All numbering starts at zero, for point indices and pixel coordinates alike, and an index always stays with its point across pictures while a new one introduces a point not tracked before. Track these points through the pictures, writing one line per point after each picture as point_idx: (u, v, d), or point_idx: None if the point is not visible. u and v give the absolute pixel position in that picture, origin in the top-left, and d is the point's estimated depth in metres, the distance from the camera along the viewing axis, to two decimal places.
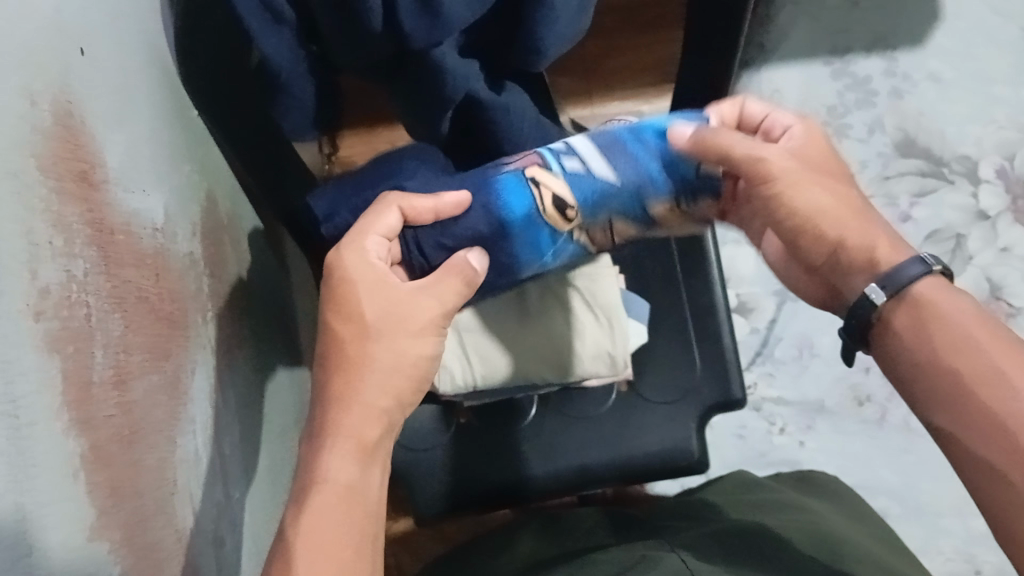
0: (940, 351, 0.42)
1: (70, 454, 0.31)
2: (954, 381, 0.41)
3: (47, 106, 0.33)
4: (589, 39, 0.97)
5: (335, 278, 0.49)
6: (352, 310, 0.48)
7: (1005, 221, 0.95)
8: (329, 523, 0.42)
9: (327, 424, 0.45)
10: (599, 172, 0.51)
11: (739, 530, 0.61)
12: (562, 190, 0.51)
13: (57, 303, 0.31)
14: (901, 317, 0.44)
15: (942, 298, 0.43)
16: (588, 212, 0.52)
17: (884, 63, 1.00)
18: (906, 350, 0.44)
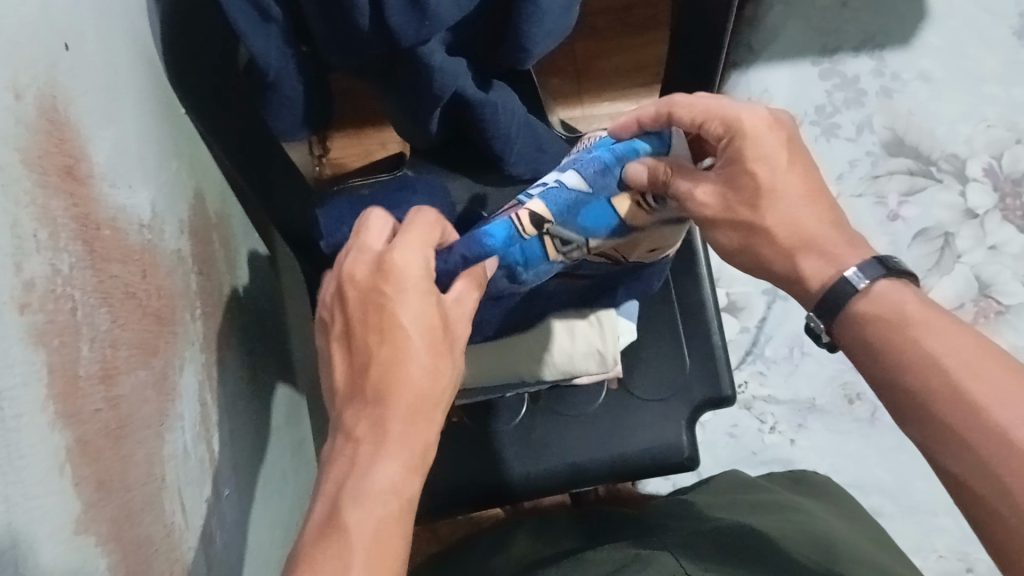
0: (901, 365, 0.42)
1: (57, 447, 0.31)
2: (909, 393, 0.42)
3: (34, 100, 0.33)
4: (578, 40, 0.97)
5: (406, 280, 0.45)
6: (426, 315, 0.45)
7: (994, 219, 0.96)
8: (379, 528, 0.40)
9: (373, 431, 0.43)
10: (569, 182, 0.48)
11: (726, 533, 0.61)
12: (536, 206, 0.48)
13: (43, 296, 0.31)
14: (862, 328, 0.45)
15: (894, 309, 0.43)
16: (563, 221, 0.48)
17: (872, 62, 1.01)
18: (868, 368, 0.45)
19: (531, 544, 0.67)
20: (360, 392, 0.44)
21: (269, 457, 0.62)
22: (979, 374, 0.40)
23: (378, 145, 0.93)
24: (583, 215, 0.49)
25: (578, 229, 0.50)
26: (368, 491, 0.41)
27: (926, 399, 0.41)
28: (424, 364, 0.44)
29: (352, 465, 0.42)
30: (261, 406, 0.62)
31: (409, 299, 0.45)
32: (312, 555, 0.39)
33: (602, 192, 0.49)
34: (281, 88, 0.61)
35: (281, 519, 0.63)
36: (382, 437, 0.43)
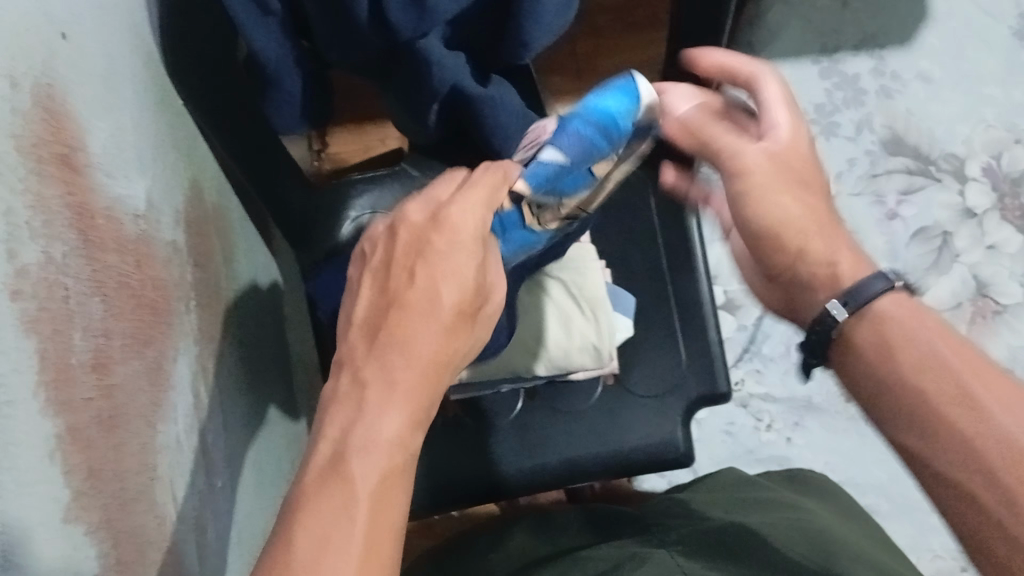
0: (901, 374, 0.42)
1: (49, 434, 0.31)
2: (900, 402, 0.42)
3: (29, 89, 0.33)
4: (578, 38, 0.97)
5: (461, 235, 0.43)
6: (468, 275, 0.43)
7: (993, 219, 0.96)
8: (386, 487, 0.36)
9: (385, 380, 0.38)
10: (549, 155, 0.51)
11: (727, 531, 0.61)
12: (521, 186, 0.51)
13: (36, 284, 0.31)
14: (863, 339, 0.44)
15: (906, 319, 0.43)
16: (545, 192, 0.52)
17: (872, 62, 1.01)
18: (868, 375, 0.43)
19: (528, 543, 0.67)
20: (376, 334, 0.40)
21: (263, 450, 0.62)
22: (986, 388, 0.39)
23: (377, 140, 0.93)
24: (565, 182, 0.53)
25: (559, 192, 0.53)
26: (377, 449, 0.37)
27: (920, 411, 0.41)
28: (450, 326, 0.41)
29: (358, 408, 0.38)
30: (257, 399, 0.62)
31: (456, 253, 0.43)
32: (306, 508, 0.35)
33: (582, 155, 0.52)
34: (280, 82, 0.61)
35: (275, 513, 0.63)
36: (392, 389, 0.38)
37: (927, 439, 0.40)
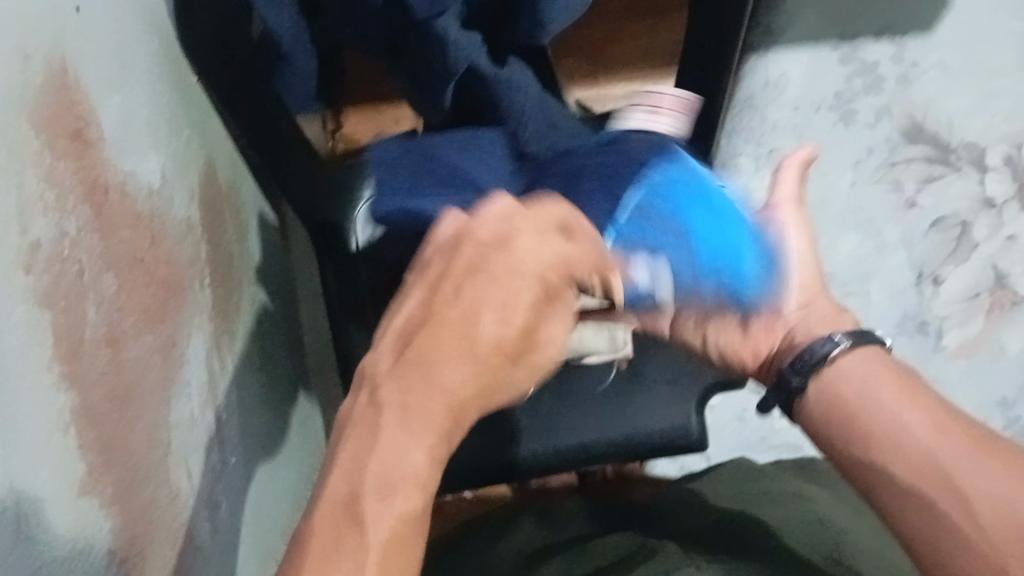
0: (883, 403, 0.50)
1: (61, 409, 0.31)
2: (877, 431, 0.49)
3: (39, 62, 0.33)
4: (595, 19, 0.96)
5: (515, 275, 0.39)
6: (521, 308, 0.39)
7: (1012, 209, 0.95)
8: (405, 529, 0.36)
9: (410, 419, 0.37)
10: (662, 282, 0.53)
11: (734, 524, 0.61)
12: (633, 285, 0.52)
13: (48, 259, 0.31)
14: (847, 368, 0.52)
15: (878, 378, 0.51)
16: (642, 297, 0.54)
17: (893, 48, 0.98)
18: (843, 417, 0.51)
19: (533, 531, 0.67)
20: (406, 346, 0.38)
21: (277, 429, 0.63)
22: (957, 429, 0.48)
23: (391, 121, 0.92)
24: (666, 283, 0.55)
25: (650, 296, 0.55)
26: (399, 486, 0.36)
27: (891, 438, 0.49)
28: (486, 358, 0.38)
29: (373, 430, 0.37)
30: (270, 379, 0.63)
31: (510, 284, 0.39)
32: (333, 529, 0.35)
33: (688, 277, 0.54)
34: (294, 61, 0.61)
35: (287, 492, 0.63)
36: (412, 431, 0.37)
37: (902, 464, 0.48)
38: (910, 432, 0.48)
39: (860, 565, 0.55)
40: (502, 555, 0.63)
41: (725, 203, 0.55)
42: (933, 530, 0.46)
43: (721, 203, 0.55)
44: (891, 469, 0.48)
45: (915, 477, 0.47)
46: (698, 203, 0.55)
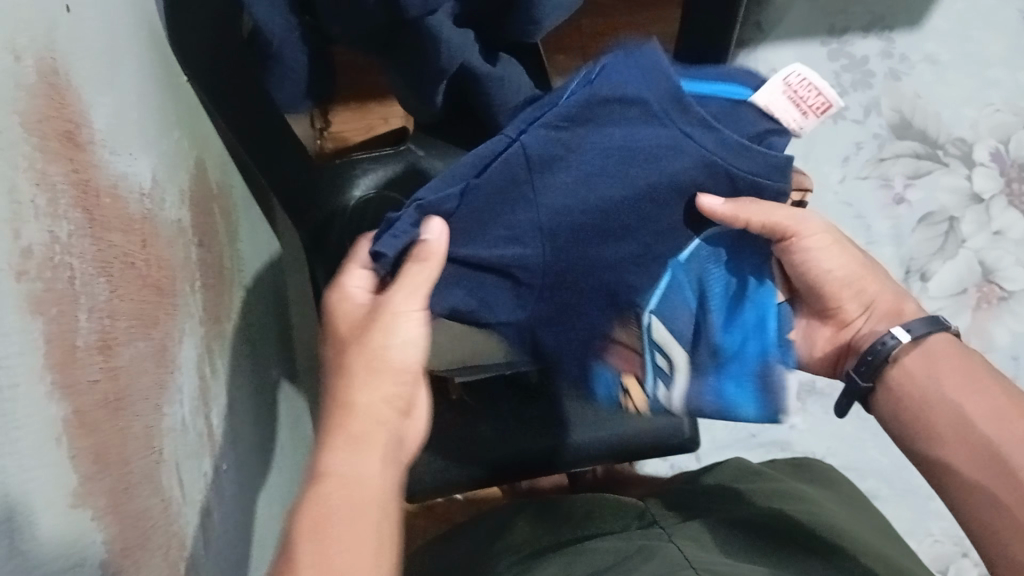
0: (947, 394, 0.51)
1: (53, 419, 0.30)
2: (940, 424, 0.51)
3: (31, 63, 0.32)
4: (583, 16, 0.95)
5: (339, 402, 0.44)
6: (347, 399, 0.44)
7: (999, 204, 0.95)
8: (349, 514, 0.40)
9: (338, 409, 0.44)
10: (710, 390, 0.55)
11: (733, 524, 0.61)
12: (690, 398, 0.56)
13: (40, 264, 0.30)
14: (911, 365, 0.53)
15: (949, 357, 0.52)
16: (701, 391, 0.56)
17: (881, 44, 1.00)
18: (915, 402, 0.52)
19: (533, 528, 0.66)
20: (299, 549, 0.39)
21: (268, 432, 0.62)
22: (1022, 414, 0.49)
23: (380, 119, 0.92)
24: (717, 386, 0.55)
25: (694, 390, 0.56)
26: (342, 480, 0.41)
27: (956, 430, 0.50)
28: (336, 460, 0.42)
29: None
30: (260, 382, 0.62)
31: (335, 473, 0.41)
32: (287, 555, 0.38)
33: (727, 380, 0.55)
34: (285, 59, 0.60)
35: (278, 495, 0.62)
36: (348, 430, 0.43)
37: (966, 456, 0.49)
38: (976, 426, 0.49)
39: (857, 564, 0.55)
40: (500, 558, 0.62)
41: (748, 328, 0.54)
42: (990, 520, 0.48)
43: (748, 329, 0.54)
44: (953, 460, 0.50)
45: (975, 471, 0.49)
46: (722, 322, 0.54)
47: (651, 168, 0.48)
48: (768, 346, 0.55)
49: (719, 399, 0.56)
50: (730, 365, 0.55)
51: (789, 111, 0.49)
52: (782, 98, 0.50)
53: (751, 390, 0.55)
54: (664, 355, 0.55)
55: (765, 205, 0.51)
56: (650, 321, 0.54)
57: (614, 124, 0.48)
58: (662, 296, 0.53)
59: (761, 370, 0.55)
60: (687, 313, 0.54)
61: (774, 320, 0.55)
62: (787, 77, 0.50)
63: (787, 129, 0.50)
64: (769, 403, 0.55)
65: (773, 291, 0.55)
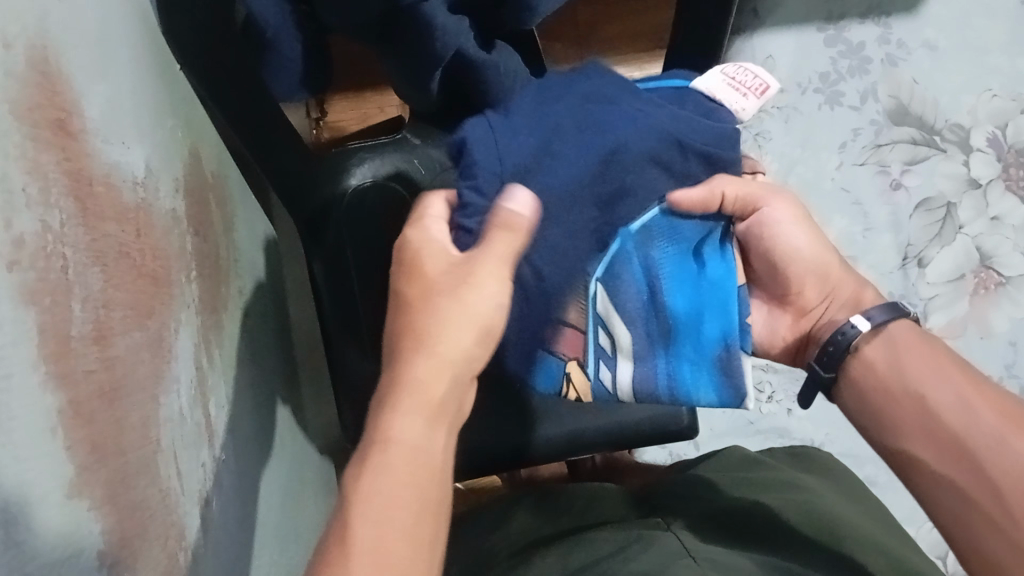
0: (910, 384, 0.51)
1: (48, 409, 0.30)
2: (907, 419, 0.51)
3: (22, 51, 0.32)
4: (578, 5, 0.95)
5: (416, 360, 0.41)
6: (425, 358, 0.41)
7: (997, 189, 0.95)
8: (409, 492, 0.37)
9: (394, 384, 0.40)
10: (662, 369, 0.54)
11: (733, 516, 0.61)
12: (642, 379, 0.54)
13: (33, 254, 0.30)
14: (872, 354, 0.53)
15: (916, 348, 0.52)
16: (655, 370, 0.54)
17: (878, 29, 0.99)
18: (887, 396, 0.52)
19: (532, 519, 0.66)
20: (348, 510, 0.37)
21: (268, 424, 0.62)
22: (982, 401, 0.48)
23: (375, 109, 0.91)
24: (672, 364, 0.54)
25: (649, 371, 0.54)
26: (407, 449, 0.38)
27: (929, 419, 0.50)
28: (403, 426, 0.39)
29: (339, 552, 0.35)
30: (258, 373, 0.62)
31: (397, 440, 0.38)
32: (342, 528, 0.36)
33: (682, 359, 0.54)
34: (280, 48, 0.60)
35: (279, 486, 0.62)
36: (418, 398, 0.40)
37: (935, 447, 0.49)
38: (940, 415, 0.49)
39: (855, 555, 0.55)
40: (498, 550, 0.62)
41: (707, 311, 0.54)
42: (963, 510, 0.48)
43: (705, 308, 0.54)
44: (925, 444, 0.50)
45: (948, 463, 0.48)
46: (677, 295, 0.54)
47: (607, 134, 0.52)
48: (728, 330, 0.54)
49: (672, 385, 0.55)
50: (686, 348, 0.54)
51: (730, 94, 0.58)
52: (722, 86, 0.58)
53: (708, 376, 0.55)
54: (608, 331, 0.53)
55: (731, 186, 0.56)
56: (594, 289, 0.52)
57: (564, 106, 0.53)
58: (609, 265, 0.52)
59: (721, 356, 0.54)
60: (635, 288, 0.53)
61: (736, 304, 0.55)
62: (725, 69, 0.59)
63: (732, 110, 0.58)
64: (730, 386, 0.54)
65: (733, 275, 0.56)
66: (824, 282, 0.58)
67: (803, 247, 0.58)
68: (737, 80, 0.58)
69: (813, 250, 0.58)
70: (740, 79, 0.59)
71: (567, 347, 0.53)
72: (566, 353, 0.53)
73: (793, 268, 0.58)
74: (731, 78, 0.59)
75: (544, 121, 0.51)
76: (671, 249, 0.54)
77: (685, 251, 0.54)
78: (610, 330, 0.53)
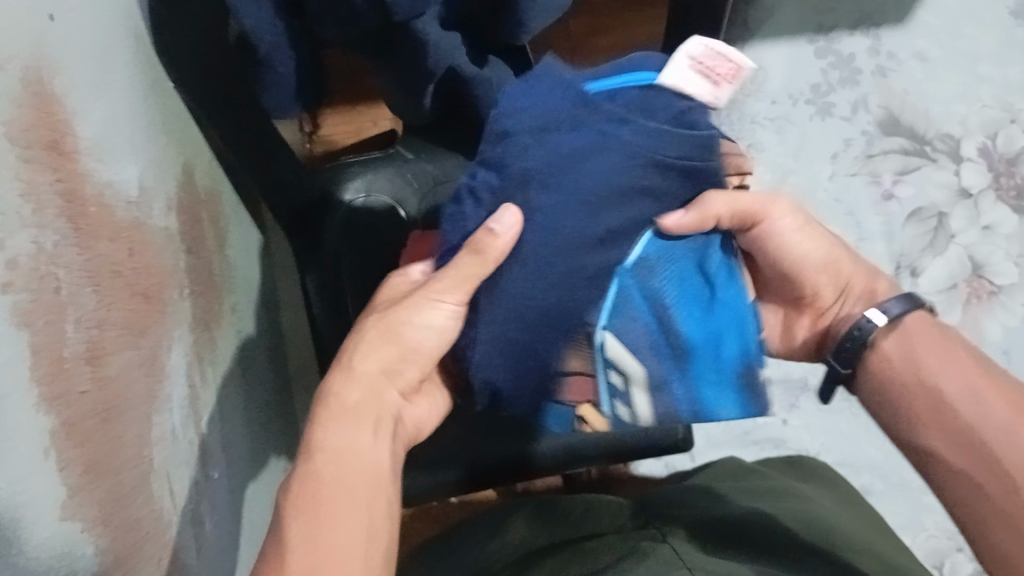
0: (920, 378, 0.51)
1: (42, 430, 0.30)
2: (918, 413, 0.51)
3: (17, 74, 0.32)
4: (571, 17, 0.95)
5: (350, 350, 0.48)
6: (357, 356, 0.47)
7: (988, 199, 0.95)
8: (345, 492, 0.41)
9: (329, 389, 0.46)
10: (682, 399, 0.51)
11: (729, 523, 0.61)
12: (663, 409, 0.51)
13: (27, 275, 0.30)
14: (888, 349, 0.52)
15: (922, 332, 0.52)
16: (675, 399, 0.51)
17: (868, 41, 1.00)
18: (897, 388, 0.52)
19: (528, 528, 0.66)
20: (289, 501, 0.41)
21: (261, 440, 0.62)
22: (993, 392, 0.48)
23: (369, 122, 0.92)
24: (695, 389, 0.51)
25: (669, 402, 0.51)
26: (335, 457, 0.42)
27: (927, 429, 0.50)
28: (325, 434, 0.43)
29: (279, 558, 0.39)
30: (252, 388, 0.62)
31: (325, 432, 0.43)
32: (278, 530, 0.40)
33: (700, 384, 0.51)
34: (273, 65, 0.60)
35: (272, 502, 0.62)
36: (347, 409, 0.45)
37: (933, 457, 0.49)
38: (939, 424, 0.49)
39: (851, 563, 0.55)
40: (494, 560, 0.62)
41: (722, 328, 0.50)
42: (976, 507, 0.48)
43: (721, 328, 0.50)
44: (926, 443, 0.50)
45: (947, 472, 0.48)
46: (689, 320, 0.50)
47: (577, 174, 0.47)
48: (747, 347, 0.51)
49: (695, 408, 0.52)
50: (706, 369, 0.51)
51: (699, 85, 0.49)
52: (691, 76, 0.49)
53: (732, 391, 0.52)
54: (618, 371, 0.50)
55: (722, 195, 0.51)
56: (602, 339, 0.49)
57: (524, 144, 0.48)
58: (612, 311, 0.49)
59: (744, 371, 0.51)
60: (642, 327, 0.49)
61: (750, 321, 0.51)
62: (690, 51, 0.49)
63: (704, 103, 0.50)
64: (754, 398, 0.52)
65: (745, 294, 0.52)
66: (844, 283, 0.57)
67: (812, 248, 0.57)
68: (702, 62, 0.49)
69: (813, 253, 0.57)
70: (720, 54, 0.49)
71: (577, 392, 0.52)
72: (578, 398, 0.52)
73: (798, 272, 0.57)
74: (709, 51, 0.49)
75: (506, 167, 0.48)
76: (673, 283, 0.49)
77: (692, 279, 0.50)
78: (620, 370, 0.50)
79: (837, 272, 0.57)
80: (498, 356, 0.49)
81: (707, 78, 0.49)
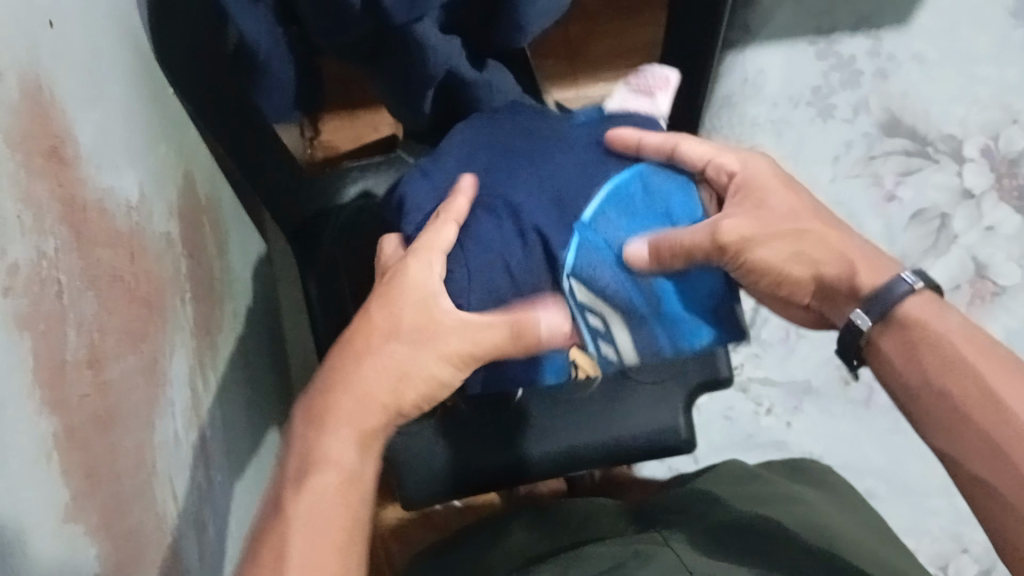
0: (928, 378, 0.49)
1: (44, 436, 0.30)
2: (930, 411, 0.49)
3: (16, 81, 0.32)
4: (569, 20, 0.96)
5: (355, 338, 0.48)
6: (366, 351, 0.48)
7: (990, 200, 0.95)
8: (329, 517, 0.44)
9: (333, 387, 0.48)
10: (662, 337, 0.52)
11: (732, 527, 0.60)
12: (642, 347, 0.52)
13: (27, 281, 0.30)
14: (889, 346, 0.51)
15: (932, 321, 0.50)
16: (653, 337, 0.52)
17: (868, 43, 1.00)
18: (906, 387, 0.50)
19: (529, 534, 0.66)
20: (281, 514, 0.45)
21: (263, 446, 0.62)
22: (1009, 390, 0.46)
23: (370, 127, 0.92)
24: (673, 327, 0.52)
25: (651, 340, 0.52)
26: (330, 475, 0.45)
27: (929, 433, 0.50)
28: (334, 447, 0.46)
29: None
30: (254, 394, 0.62)
31: (332, 442, 0.46)
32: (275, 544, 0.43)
33: (676, 323, 0.52)
34: (272, 69, 0.60)
35: None
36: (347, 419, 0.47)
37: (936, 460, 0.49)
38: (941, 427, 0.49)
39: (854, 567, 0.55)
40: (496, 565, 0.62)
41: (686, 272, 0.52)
42: None
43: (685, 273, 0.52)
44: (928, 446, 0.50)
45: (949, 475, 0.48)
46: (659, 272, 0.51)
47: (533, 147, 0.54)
48: (708, 282, 0.52)
49: (674, 345, 0.52)
50: (675, 309, 0.52)
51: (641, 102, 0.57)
52: (630, 97, 0.58)
53: (703, 323, 0.52)
54: (596, 314, 0.51)
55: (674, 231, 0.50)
56: (570, 283, 0.50)
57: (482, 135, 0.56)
58: (576, 257, 0.50)
59: (711, 307, 0.52)
60: (609, 268, 0.50)
61: (710, 267, 0.52)
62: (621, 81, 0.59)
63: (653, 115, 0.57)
64: (730, 326, 0.53)
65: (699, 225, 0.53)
66: (833, 275, 0.53)
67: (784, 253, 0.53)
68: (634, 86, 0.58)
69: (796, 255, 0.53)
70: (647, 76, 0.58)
71: (561, 339, 0.53)
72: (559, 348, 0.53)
73: (792, 270, 0.53)
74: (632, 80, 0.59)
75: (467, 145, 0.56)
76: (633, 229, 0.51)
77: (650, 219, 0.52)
78: (597, 314, 0.51)
79: (814, 268, 0.53)
80: (476, 292, 0.50)
81: (643, 96, 0.58)
